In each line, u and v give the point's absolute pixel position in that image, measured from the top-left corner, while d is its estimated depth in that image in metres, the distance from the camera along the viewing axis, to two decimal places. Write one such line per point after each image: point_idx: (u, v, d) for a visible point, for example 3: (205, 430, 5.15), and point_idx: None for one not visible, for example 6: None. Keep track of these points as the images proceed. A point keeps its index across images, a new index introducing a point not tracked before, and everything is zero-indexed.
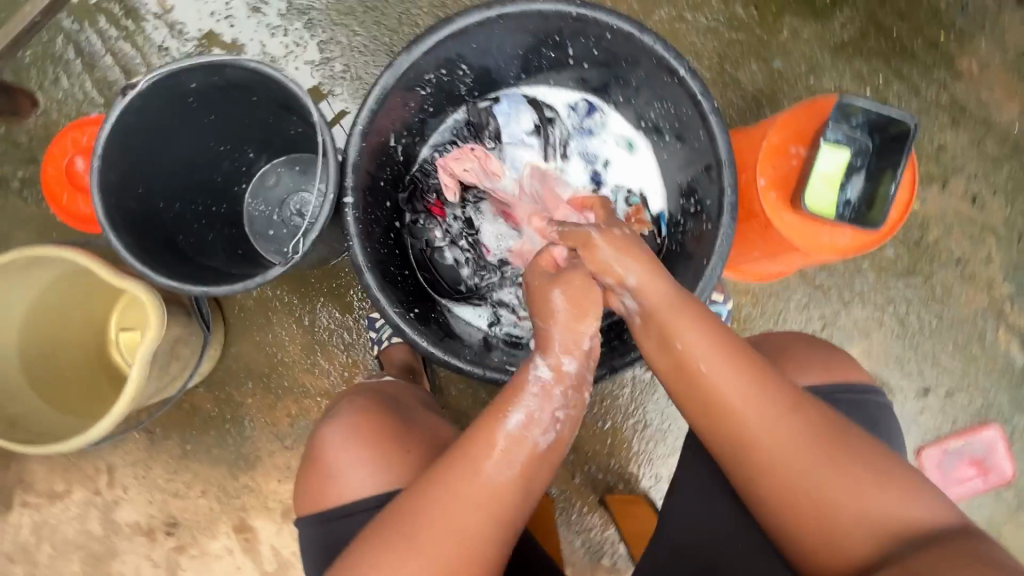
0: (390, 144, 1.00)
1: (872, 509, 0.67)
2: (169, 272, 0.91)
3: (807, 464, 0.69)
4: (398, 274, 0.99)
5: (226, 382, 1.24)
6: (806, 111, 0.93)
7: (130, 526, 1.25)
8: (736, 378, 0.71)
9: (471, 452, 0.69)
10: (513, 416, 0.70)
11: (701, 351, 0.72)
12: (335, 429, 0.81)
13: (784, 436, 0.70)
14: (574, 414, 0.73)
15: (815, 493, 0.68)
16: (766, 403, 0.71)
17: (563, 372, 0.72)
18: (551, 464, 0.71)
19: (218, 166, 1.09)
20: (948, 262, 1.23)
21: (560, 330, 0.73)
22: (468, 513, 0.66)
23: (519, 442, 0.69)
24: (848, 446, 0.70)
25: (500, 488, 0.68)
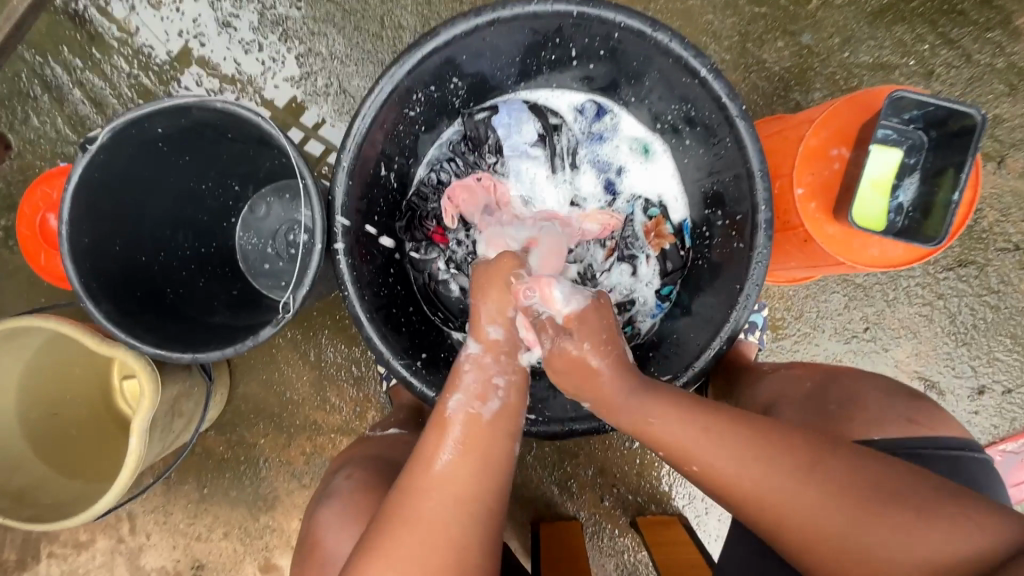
0: (382, 173, 0.91)
1: (917, 552, 0.59)
2: (157, 337, 0.86)
3: (831, 519, 0.62)
4: (401, 316, 0.91)
5: (236, 424, 1.20)
6: (850, 106, 0.83)
7: (157, 570, 1.23)
8: (729, 456, 0.65)
9: (420, 448, 0.66)
10: (452, 399, 0.68)
11: (683, 433, 0.67)
12: (333, 510, 0.79)
13: (801, 501, 0.63)
14: (516, 377, 0.71)
15: (857, 554, 0.61)
16: (767, 471, 0.64)
17: (491, 342, 0.72)
18: (507, 432, 0.67)
19: (203, 206, 1.04)
20: (1006, 248, 1.11)
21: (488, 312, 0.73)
22: (423, 502, 0.61)
23: (462, 420, 0.67)
24: (866, 486, 0.62)
25: (454, 471, 0.63)
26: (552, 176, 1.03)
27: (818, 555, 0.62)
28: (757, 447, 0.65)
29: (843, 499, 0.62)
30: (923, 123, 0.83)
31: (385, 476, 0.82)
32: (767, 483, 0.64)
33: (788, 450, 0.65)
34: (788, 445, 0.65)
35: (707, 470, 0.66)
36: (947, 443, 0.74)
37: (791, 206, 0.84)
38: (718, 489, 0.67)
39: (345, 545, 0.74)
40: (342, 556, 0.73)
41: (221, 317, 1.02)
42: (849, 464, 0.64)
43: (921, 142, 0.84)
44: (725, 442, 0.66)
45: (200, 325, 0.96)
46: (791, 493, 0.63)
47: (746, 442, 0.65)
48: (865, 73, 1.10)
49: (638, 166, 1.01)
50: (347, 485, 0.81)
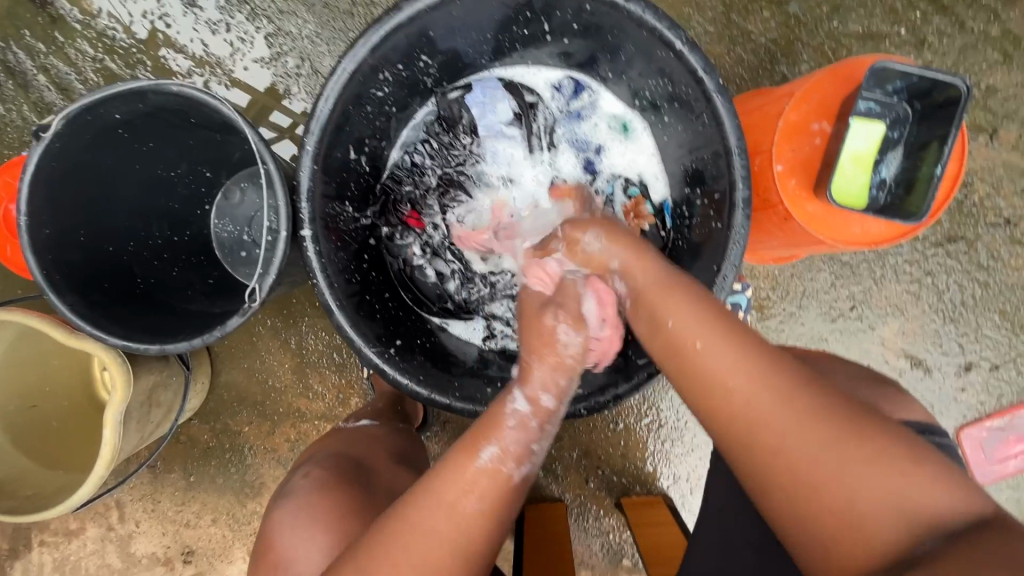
0: (352, 156, 0.88)
1: (896, 488, 0.53)
2: (125, 329, 0.85)
3: (820, 447, 0.55)
4: (376, 302, 0.89)
5: (219, 412, 1.20)
6: (831, 78, 0.80)
7: (148, 557, 1.23)
8: (731, 350, 0.62)
9: (439, 484, 0.63)
10: (487, 448, 0.65)
11: (692, 323, 0.65)
12: (290, 512, 0.78)
13: (793, 406, 0.58)
14: (546, 446, 0.70)
15: (832, 475, 0.54)
16: (767, 370, 0.60)
17: (542, 407, 0.70)
18: (522, 493, 0.66)
19: (174, 193, 1.03)
20: (995, 223, 1.09)
21: (554, 356, 0.73)
22: (436, 552, 0.59)
23: (493, 474, 0.64)
24: (862, 415, 0.57)
25: (472, 524, 0.61)
26: (530, 156, 1.00)
27: (794, 464, 0.56)
28: (765, 349, 0.62)
29: (836, 416, 0.57)
30: (907, 95, 0.80)
31: (344, 475, 0.81)
32: (763, 377, 0.59)
33: (789, 363, 0.61)
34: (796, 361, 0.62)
35: (708, 351, 0.63)
36: (927, 423, 0.73)
37: (771, 184, 0.82)
38: (705, 381, 0.62)
39: (300, 548, 0.73)
40: (297, 559, 0.72)
41: (198, 305, 1.02)
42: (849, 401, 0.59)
43: (905, 115, 0.81)
44: (730, 337, 0.63)
45: (174, 315, 0.96)
46: (788, 392, 0.58)
47: (752, 343, 0.62)
48: (854, 43, 1.06)
49: (618, 144, 0.99)
50: (305, 487, 0.80)
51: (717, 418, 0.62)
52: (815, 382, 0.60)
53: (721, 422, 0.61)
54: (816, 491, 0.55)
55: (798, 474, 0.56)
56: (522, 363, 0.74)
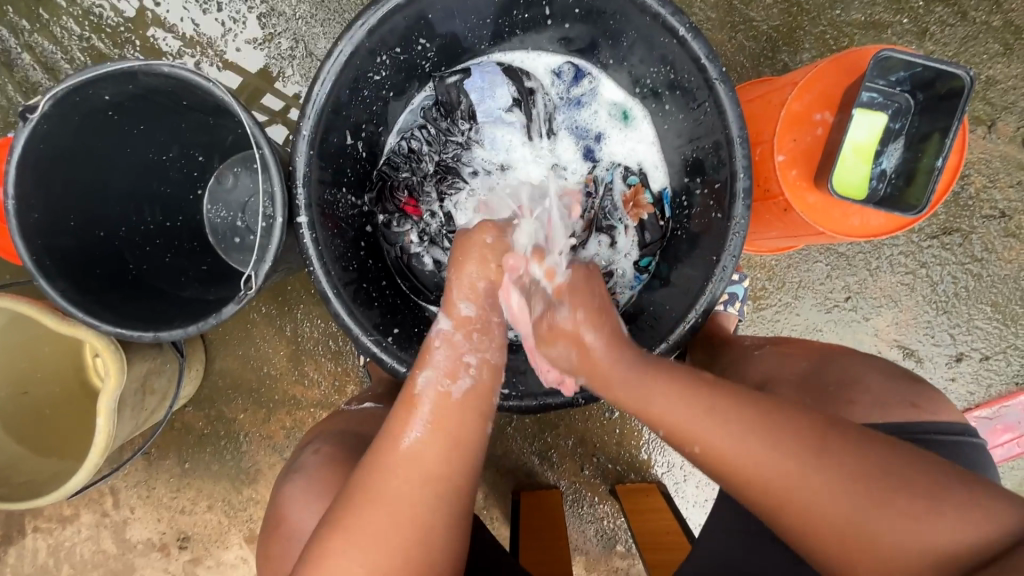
0: (348, 141, 0.87)
1: (922, 538, 0.55)
2: (117, 315, 0.84)
3: (845, 507, 0.57)
4: (373, 290, 0.88)
5: (214, 399, 1.19)
6: (834, 67, 0.79)
7: (143, 543, 1.23)
8: (735, 434, 0.62)
9: (388, 423, 0.65)
10: (422, 375, 0.67)
11: (685, 407, 0.65)
12: (298, 487, 0.78)
13: (798, 472, 0.59)
14: (490, 360, 0.70)
15: (864, 540, 0.57)
16: (773, 452, 0.60)
17: (466, 320, 0.71)
18: (475, 413, 0.66)
19: (167, 177, 1.02)
20: (990, 215, 1.09)
21: (463, 281, 0.72)
22: (388, 480, 0.60)
23: (431, 397, 0.65)
24: (872, 464, 0.58)
25: (419, 449, 0.62)
26: (529, 143, 0.99)
27: (827, 539, 0.58)
28: (766, 425, 0.62)
29: (850, 481, 0.58)
30: (910, 86, 0.80)
31: (353, 452, 0.81)
32: (773, 466, 0.60)
33: (794, 428, 0.62)
34: (799, 422, 0.62)
35: (710, 447, 0.63)
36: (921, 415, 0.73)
37: (771, 174, 0.82)
38: (723, 472, 0.63)
39: (309, 522, 0.74)
40: (304, 533, 0.73)
41: (192, 292, 1.01)
42: (850, 439, 0.60)
43: (908, 105, 0.81)
44: (731, 420, 0.63)
45: (169, 301, 0.94)
46: (799, 475, 0.59)
47: (750, 422, 0.63)
48: (856, 32, 1.05)
49: (618, 132, 0.97)
50: (315, 462, 0.80)
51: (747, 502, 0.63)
52: (823, 441, 0.60)
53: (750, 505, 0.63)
54: (853, 554, 0.57)
55: (835, 548, 0.58)
56: (445, 284, 0.75)
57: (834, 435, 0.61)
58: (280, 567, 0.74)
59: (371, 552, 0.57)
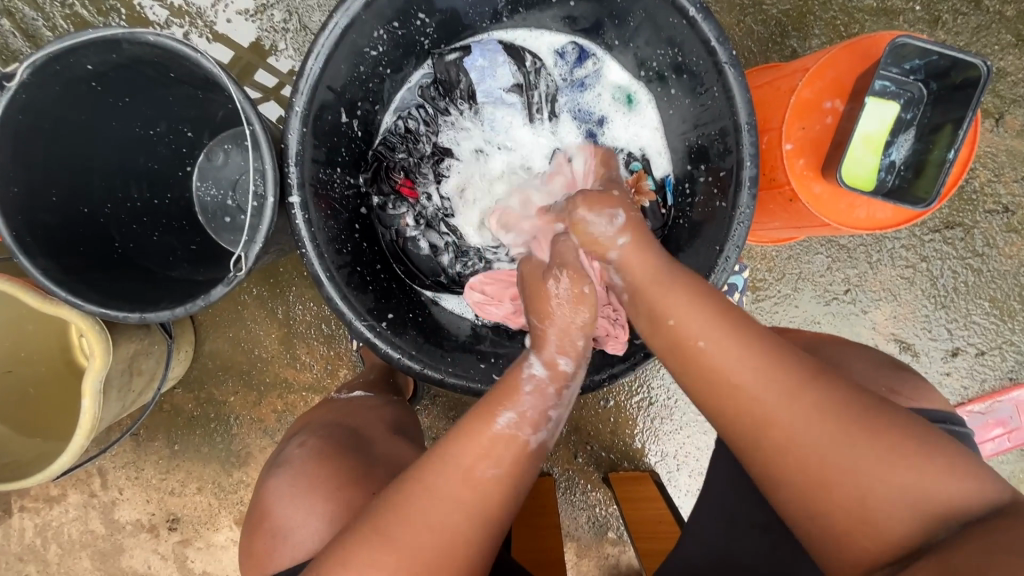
0: (343, 119, 0.84)
1: (907, 481, 0.53)
2: (101, 295, 0.81)
3: (833, 437, 0.56)
4: (367, 273, 0.86)
5: (204, 381, 1.18)
6: (846, 53, 0.77)
7: (132, 524, 1.22)
8: (736, 343, 0.62)
9: (454, 448, 0.62)
10: (504, 414, 0.64)
11: (692, 314, 0.64)
12: (285, 482, 0.76)
13: (800, 398, 0.58)
14: (562, 415, 0.69)
15: (845, 471, 0.55)
16: (771, 363, 0.60)
17: (559, 372, 0.69)
18: (538, 459, 0.65)
19: (154, 152, 0.99)
20: (993, 210, 1.08)
21: (557, 330, 0.71)
22: (451, 511, 0.58)
23: (508, 441, 0.63)
24: (868, 403, 0.57)
25: (487, 486, 0.61)
26: (530, 126, 0.96)
27: (807, 460, 0.57)
28: (768, 342, 0.62)
29: (845, 411, 0.57)
30: (924, 75, 0.78)
31: (340, 444, 0.80)
32: (769, 374, 0.59)
33: (796, 354, 0.61)
34: (804, 353, 0.62)
35: (710, 351, 0.62)
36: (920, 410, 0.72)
37: (779, 163, 0.80)
38: (713, 379, 0.62)
39: (297, 516, 0.71)
40: (293, 529, 0.71)
41: (181, 272, 0.98)
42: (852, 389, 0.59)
43: (920, 95, 0.79)
44: (734, 332, 0.62)
45: (155, 282, 0.91)
46: (795, 390, 0.58)
47: (753, 336, 0.62)
48: (867, 19, 1.03)
49: (621, 116, 0.95)
50: (300, 456, 0.79)
51: (728, 415, 0.61)
52: (825, 371, 0.60)
53: (729, 419, 0.61)
54: (829, 481, 0.56)
55: (811, 469, 0.57)
56: (534, 331, 0.72)
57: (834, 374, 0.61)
58: (264, 563, 0.71)
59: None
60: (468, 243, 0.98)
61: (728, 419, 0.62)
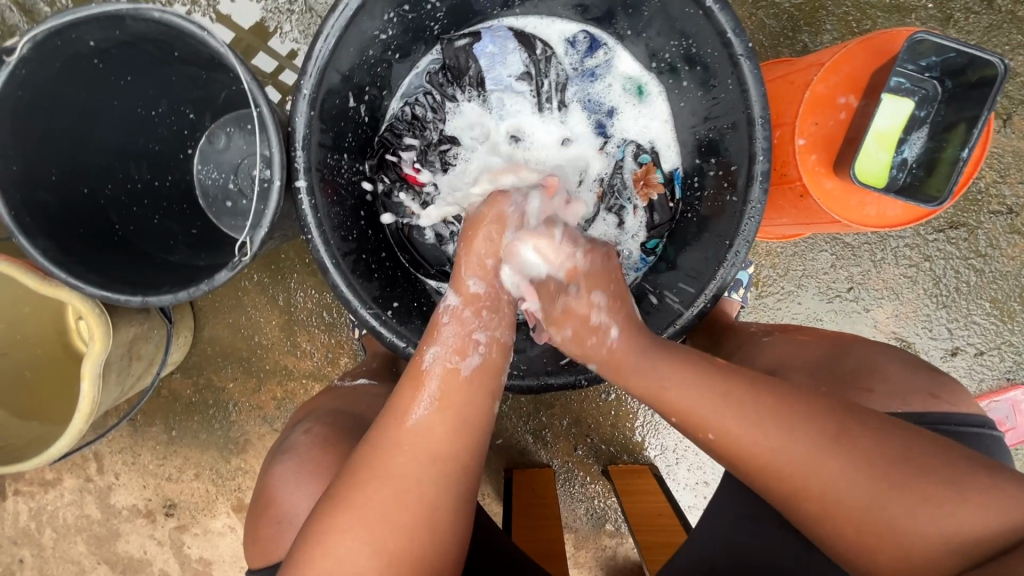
0: (350, 104, 0.83)
1: (947, 526, 0.54)
2: (102, 278, 0.80)
3: (870, 500, 0.56)
4: (372, 261, 0.85)
5: (202, 367, 1.17)
6: (862, 48, 0.77)
7: (128, 509, 1.21)
8: (751, 424, 0.60)
9: (392, 400, 0.62)
10: (428, 352, 0.64)
11: (696, 392, 0.63)
12: (290, 469, 0.76)
13: (826, 468, 0.57)
14: (500, 338, 0.67)
15: (882, 528, 0.55)
16: (790, 437, 0.58)
17: (473, 296, 0.68)
18: (483, 390, 0.63)
19: (154, 134, 0.97)
20: (997, 211, 1.08)
21: (474, 258, 0.69)
22: (395, 460, 0.58)
23: (438, 375, 0.62)
24: (885, 447, 0.57)
25: (426, 426, 0.60)
26: (539, 115, 0.95)
27: (846, 529, 0.57)
28: (782, 412, 0.59)
29: (868, 467, 0.56)
30: (940, 73, 0.78)
31: (344, 431, 0.79)
32: (791, 453, 0.58)
33: (812, 411, 0.59)
34: (815, 406, 0.60)
35: (723, 439, 0.61)
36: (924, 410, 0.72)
37: (790, 158, 0.80)
38: (739, 464, 0.61)
39: (303, 504, 0.72)
40: (298, 515, 0.71)
41: (180, 256, 0.96)
42: (872, 432, 0.58)
43: (934, 93, 0.79)
44: (749, 409, 0.60)
45: (156, 266, 0.90)
46: (816, 459, 0.57)
47: (765, 408, 0.60)
48: (879, 15, 1.02)
49: (631, 108, 0.94)
50: (306, 443, 0.78)
51: (758, 485, 0.61)
52: (839, 425, 0.58)
53: (760, 488, 0.61)
54: (867, 539, 0.56)
55: (849, 532, 0.57)
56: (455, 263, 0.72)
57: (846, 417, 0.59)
58: (270, 550, 0.72)
59: (376, 531, 0.55)
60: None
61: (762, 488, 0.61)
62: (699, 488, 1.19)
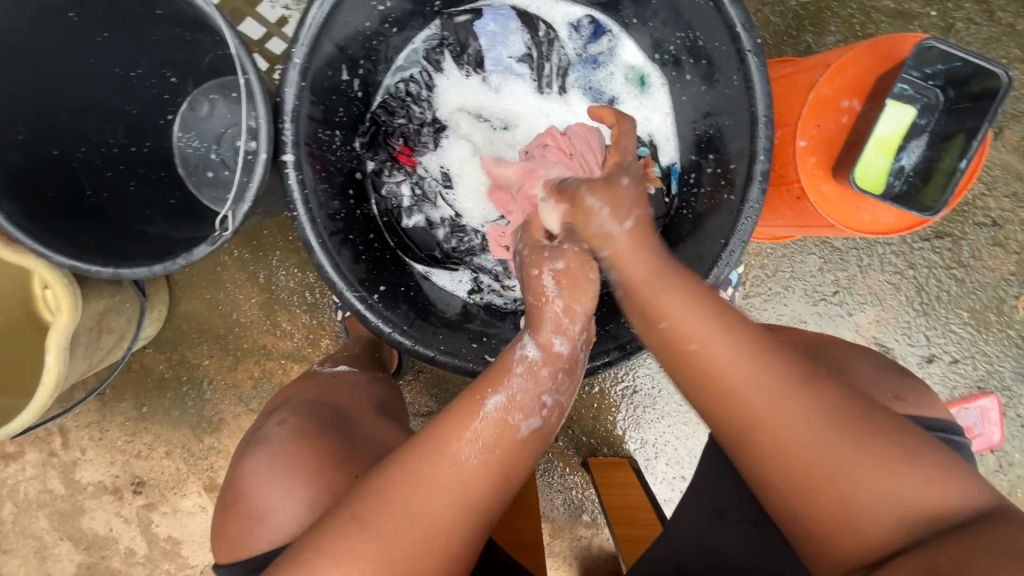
0: (343, 76, 0.79)
1: (890, 485, 0.53)
2: (73, 247, 0.76)
3: (821, 444, 0.55)
4: (360, 243, 0.82)
5: (177, 343, 1.13)
6: (868, 52, 0.77)
7: (93, 485, 1.17)
8: (733, 346, 0.60)
9: (442, 430, 0.61)
10: (494, 397, 0.63)
11: (680, 303, 0.64)
12: (262, 462, 0.73)
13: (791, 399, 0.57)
14: (559, 401, 0.67)
15: (822, 472, 0.55)
16: (767, 370, 0.59)
17: (553, 354, 0.67)
18: (531, 452, 0.64)
19: (132, 97, 0.92)
20: (982, 222, 1.09)
21: (551, 311, 0.69)
22: (434, 500, 0.58)
23: (498, 424, 0.62)
24: (854, 406, 0.57)
25: (471, 474, 0.60)
26: (539, 100, 0.93)
27: (788, 465, 0.57)
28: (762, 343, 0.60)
29: (840, 418, 0.56)
30: (943, 82, 0.78)
31: (321, 424, 0.77)
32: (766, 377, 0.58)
33: (789, 356, 0.60)
34: (800, 355, 0.61)
35: (705, 351, 0.61)
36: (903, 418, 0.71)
37: (790, 159, 0.80)
38: (702, 375, 0.61)
39: (274, 499, 0.70)
40: (269, 512, 0.69)
41: (156, 228, 0.91)
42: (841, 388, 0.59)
43: (936, 102, 0.79)
44: (729, 332, 0.61)
45: (129, 235, 0.86)
46: (787, 395, 0.58)
47: (750, 338, 0.61)
48: (883, 20, 1.01)
49: (633, 99, 0.92)
50: (279, 435, 0.75)
51: (719, 418, 0.61)
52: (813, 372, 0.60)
53: (719, 421, 0.61)
54: (814, 486, 0.55)
55: (799, 477, 0.56)
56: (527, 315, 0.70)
57: (823, 374, 0.60)
58: (239, 545, 0.69)
59: (390, 564, 0.56)
60: (466, 216, 0.94)
61: (718, 425, 0.61)
62: (676, 482, 1.19)
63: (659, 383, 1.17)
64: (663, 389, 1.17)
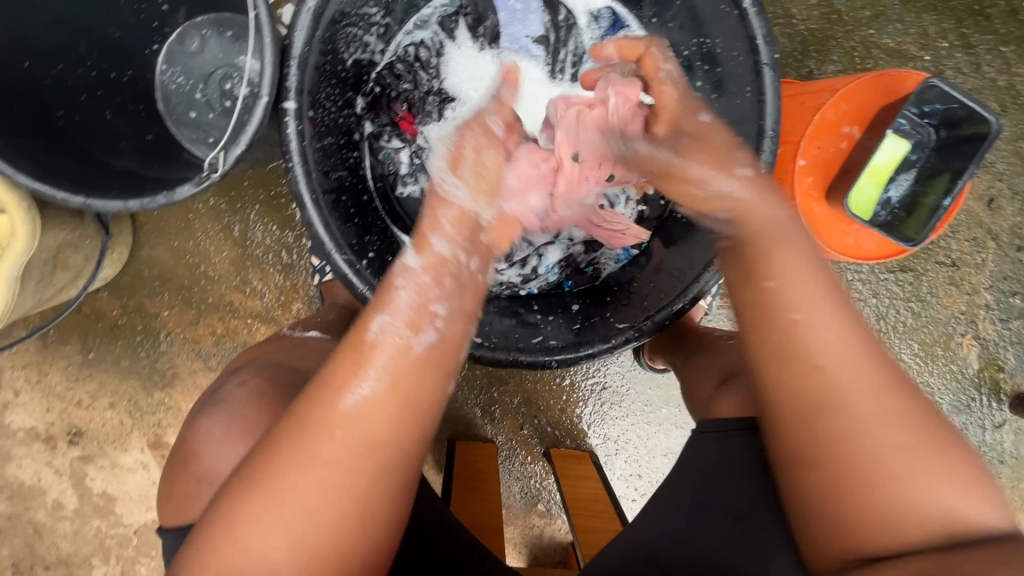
0: (355, 29, 0.77)
1: (934, 501, 0.53)
2: (36, 168, 0.72)
3: (889, 445, 0.54)
4: (351, 205, 0.78)
5: (135, 289, 1.07)
6: (873, 84, 0.82)
7: (25, 431, 1.10)
8: (835, 324, 0.57)
9: (329, 374, 0.56)
10: (378, 319, 0.57)
11: (793, 270, 0.59)
12: (219, 421, 0.69)
13: (879, 401, 0.55)
14: (465, 306, 0.60)
15: (877, 472, 0.54)
16: (860, 364, 0.56)
17: (436, 260, 0.60)
18: (436, 371, 0.57)
19: (117, 17, 0.86)
20: (942, 262, 1.16)
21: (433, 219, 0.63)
22: (325, 445, 0.53)
23: (388, 350, 0.56)
24: (929, 422, 0.56)
25: (365, 412, 0.54)
26: (550, 84, 0.91)
27: (844, 453, 0.55)
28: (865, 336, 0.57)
29: (915, 426, 0.55)
30: (937, 121, 0.82)
31: (282, 386, 0.73)
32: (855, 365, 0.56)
33: (881, 359, 0.57)
34: (890, 358, 0.58)
35: (808, 321, 0.57)
36: None
37: (789, 177, 0.85)
38: (796, 346, 0.57)
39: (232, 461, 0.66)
40: (224, 475, 0.66)
41: (127, 163, 0.84)
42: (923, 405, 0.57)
43: (929, 139, 0.83)
44: (834, 307, 0.58)
45: (96, 167, 0.79)
46: (876, 387, 0.56)
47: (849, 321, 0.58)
48: (881, 57, 1.05)
49: None
50: (239, 396, 0.72)
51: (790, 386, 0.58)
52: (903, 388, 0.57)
53: (787, 396, 0.58)
54: (856, 481, 0.55)
55: (845, 458, 0.55)
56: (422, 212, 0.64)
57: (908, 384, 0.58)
58: (187, 508, 0.66)
59: (295, 523, 0.52)
60: None
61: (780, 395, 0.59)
62: (632, 480, 1.20)
63: (627, 382, 1.19)
64: (632, 388, 1.18)
